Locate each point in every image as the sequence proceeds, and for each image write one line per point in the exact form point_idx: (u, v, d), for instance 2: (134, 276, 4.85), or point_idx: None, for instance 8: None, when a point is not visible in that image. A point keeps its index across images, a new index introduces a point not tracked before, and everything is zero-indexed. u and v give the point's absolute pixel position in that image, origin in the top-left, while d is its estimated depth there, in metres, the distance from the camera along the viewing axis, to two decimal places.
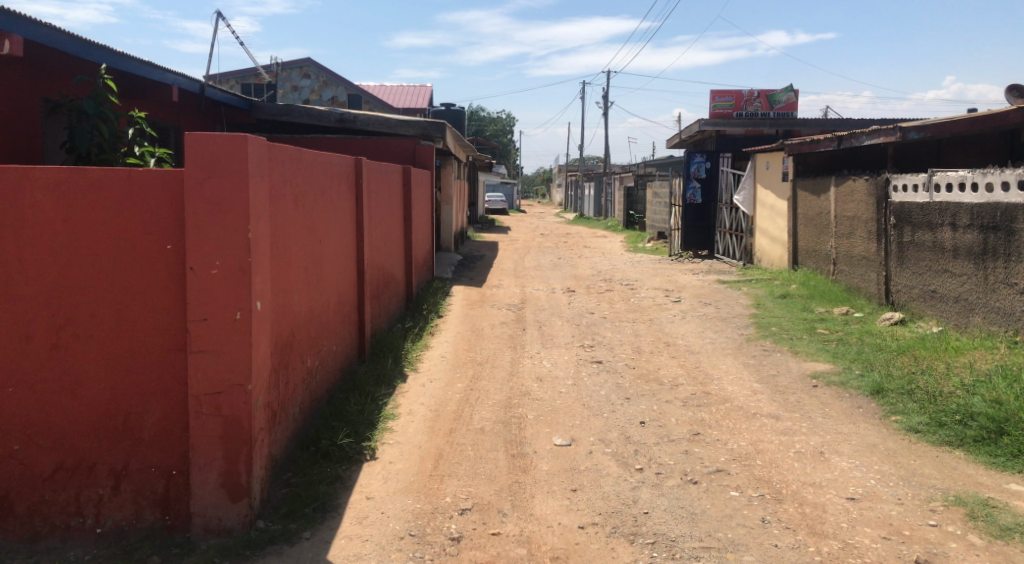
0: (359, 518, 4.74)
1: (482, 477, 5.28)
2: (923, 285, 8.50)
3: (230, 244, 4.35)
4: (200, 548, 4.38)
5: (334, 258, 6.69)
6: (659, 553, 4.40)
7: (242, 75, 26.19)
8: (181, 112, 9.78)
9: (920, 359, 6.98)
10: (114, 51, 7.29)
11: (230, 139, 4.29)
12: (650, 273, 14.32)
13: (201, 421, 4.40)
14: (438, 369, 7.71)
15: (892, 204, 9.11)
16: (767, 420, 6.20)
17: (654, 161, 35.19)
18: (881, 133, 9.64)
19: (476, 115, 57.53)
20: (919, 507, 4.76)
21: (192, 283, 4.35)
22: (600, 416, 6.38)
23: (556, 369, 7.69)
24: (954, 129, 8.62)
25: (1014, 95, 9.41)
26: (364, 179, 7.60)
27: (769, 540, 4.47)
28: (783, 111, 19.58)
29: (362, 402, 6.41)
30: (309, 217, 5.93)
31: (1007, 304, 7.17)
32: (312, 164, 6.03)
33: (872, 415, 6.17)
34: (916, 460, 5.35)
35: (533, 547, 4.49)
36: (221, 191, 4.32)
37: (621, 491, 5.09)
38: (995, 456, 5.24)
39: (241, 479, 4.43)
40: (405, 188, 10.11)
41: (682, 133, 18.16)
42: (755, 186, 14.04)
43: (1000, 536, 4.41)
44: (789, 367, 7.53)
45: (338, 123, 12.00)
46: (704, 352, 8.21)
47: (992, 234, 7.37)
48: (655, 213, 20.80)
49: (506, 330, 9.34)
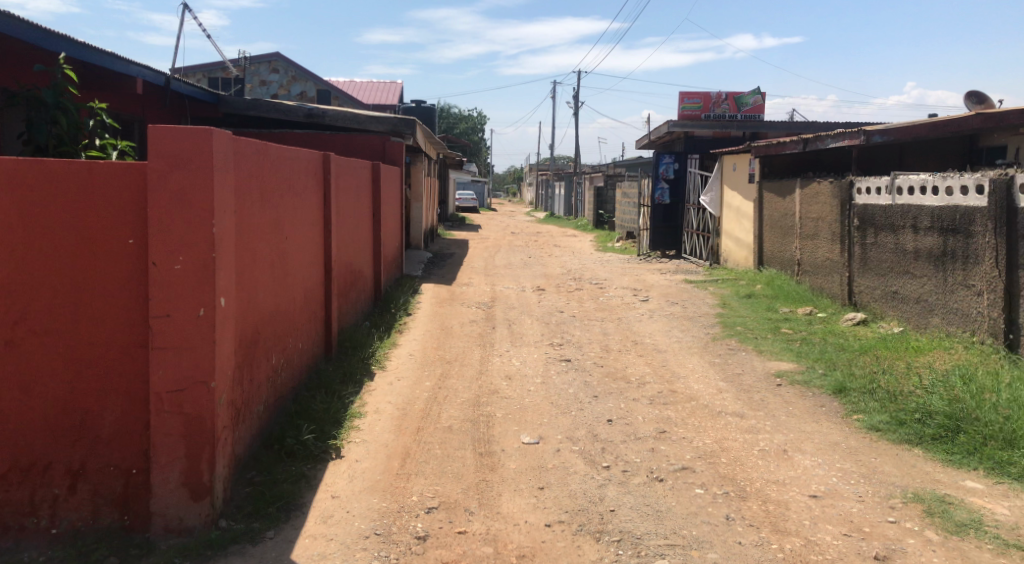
0: (323, 517, 4.71)
1: (449, 475, 5.27)
2: (884, 286, 8.63)
3: (194, 240, 4.30)
4: (159, 548, 4.32)
5: (300, 255, 6.63)
6: (625, 551, 4.42)
7: (209, 68, 26.01)
8: (145, 104, 9.60)
9: (882, 358, 7.10)
10: (75, 42, 7.12)
11: (195, 132, 4.24)
12: (619, 272, 14.34)
13: (163, 418, 4.34)
14: (407, 367, 7.67)
15: (856, 206, 9.23)
16: (732, 418, 6.26)
17: (623, 161, 35.46)
18: (846, 136, 9.63)
19: (447, 113, 57.31)
20: (878, 504, 4.83)
21: (153, 278, 4.29)
22: (568, 415, 6.39)
23: (524, 367, 7.70)
24: (918, 133, 8.73)
25: (973, 101, 9.61)
26: (332, 174, 7.52)
27: (734, 538, 4.51)
28: (751, 114, 19.71)
29: (328, 401, 6.37)
30: (276, 213, 5.88)
31: (964, 305, 7.31)
32: (278, 158, 5.95)
33: (834, 413, 6.26)
34: (877, 458, 5.43)
35: (499, 545, 4.49)
36: (184, 185, 4.26)
37: (588, 489, 5.11)
38: (952, 454, 5.34)
39: (203, 478, 4.38)
40: (374, 183, 10.05)
41: (651, 133, 18.20)
42: (722, 188, 14.16)
43: (956, 532, 4.49)
44: (753, 366, 7.62)
45: (307, 118, 11.85)
46: (671, 351, 8.28)
47: (951, 237, 7.50)
48: (624, 213, 20.90)
49: (474, 329, 9.32)
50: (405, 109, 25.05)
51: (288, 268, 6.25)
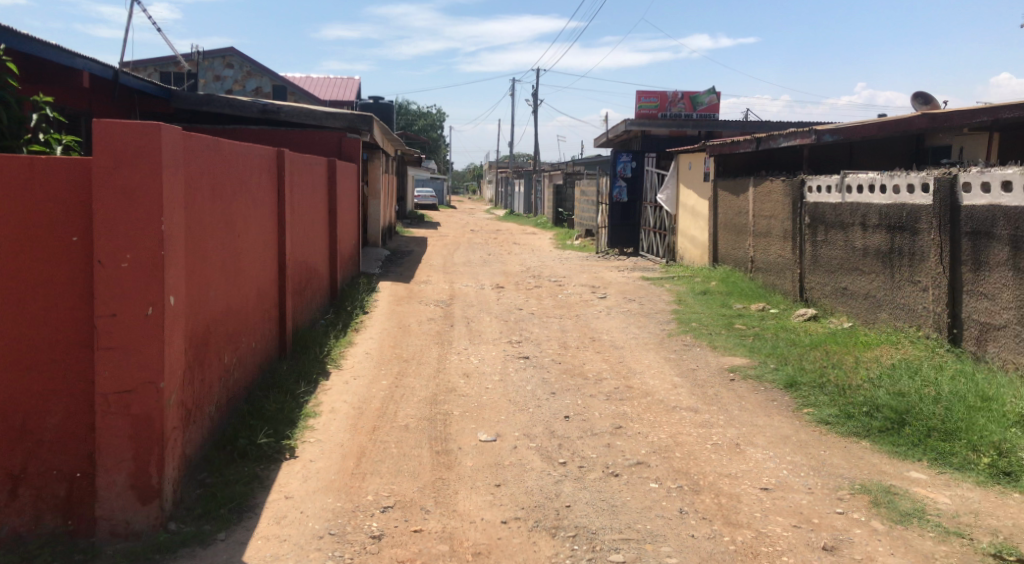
0: (276, 518, 4.67)
1: (405, 474, 5.26)
2: (835, 283, 8.80)
3: (141, 237, 4.23)
4: (106, 552, 4.24)
5: (253, 253, 6.56)
6: (579, 546, 4.45)
7: (161, 62, 25.54)
8: (92, 98, 9.40)
9: (831, 353, 7.24)
10: (17, 33, 6.93)
11: (143, 128, 4.18)
12: (577, 269, 14.41)
13: (109, 420, 4.26)
14: (363, 366, 7.63)
15: (807, 204, 9.39)
16: (686, 413, 6.34)
17: (582, 159, 35.62)
18: (797, 135, 9.79)
19: (405, 109, 57.03)
20: (827, 496, 4.93)
21: (99, 276, 4.21)
22: (525, 412, 6.41)
23: (482, 365, 7.71)
24: (867, 132, 8.91)
25: (920, 102, 9.85)
26: (286, 171, 7.45)
27: (687, 531, 4.57)
28: (707, 113, 19.93)
29: (282, 400, 6.32)
30: (228, 210, 5.81)
31: (910, 300, 7.49)
32: (230, 154, 5.88)
33: (785, 407, 6.37)
34: (826, 451, 5.53)
35: (455, 543, 4.49)
36: (131, 182, 4.19)
37: (544, 485, 5.13)
38: (897, 445, 5.47)
39: (152, 480, 4.31)
40: (330, 180, 9.98)
41: (608, 132, 18.33)
42: (679, 186, 14.30)
43: (900, 521, 4.60)
44: (707, 361, 7.71)
45: (262, 114, 11.67)
46: (628, 347, 8.34)
47: (898, 234, 7.67)
48: (583, 211, 21.00)
49: (432, 327, 9.30)
50: (363, 105, 24.87)
51: (241, 266, 6.18)
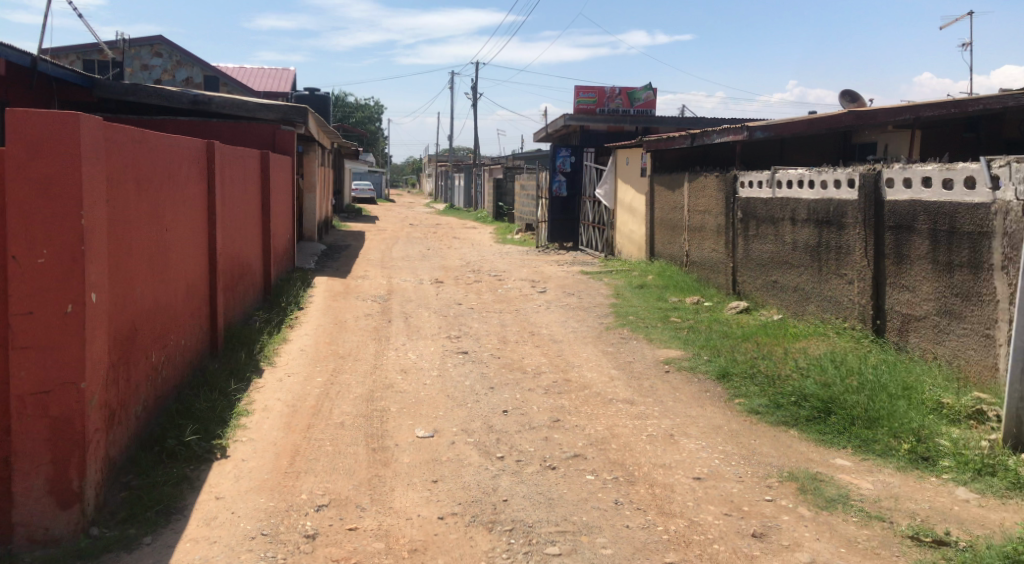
0: (207, 519, 4.57)
1: (340, 472, 5.20)
2: (766, 276, 8.99)
3: (59, 232, 4.09)
4: (24, 560, 4.09)
5: (182, 248, 6.40)
6: (516, 540, 4.46)
7: (86, 51, 24.71)
8: (9, 87, 9.03)
9: (762, 344, 7.40)
10: None
11: (60, 119, 4.04)
12: (517, 264, 14.43)
13: (26, 422, 4.12)
14: (298, 363, 7.52)
15: (740, 199, 9.57)
16: (622, 405, 6.40)
17: (522, 153, 35.67)
18: (730, 131, 9.97)
19: (343, 102, 56.33)
20: (757, 484, 5.04)
21: (14, 273, 4.05)
22: (463, 407, 6.40)
23: (420, 360, 7.67)
24: (796, 129, 9.12)
25: (847, 100, 10.13)
26: (217, 164, 7.29)
27: (622, 522, 4.63)
28: (644, 109, 20.14)
29: (212, 399, 6.19)
30: (154, 204, 5.66)
31: (836, 293, 7.70)
32: (156, 146, 5.73)
33: (718, 398, 6.49)
34: (757, 440, 5.66)
35: (391, 540, 4.45)
36: (48, 175, 4.05)
37: (481, 480, 5.13)
38: (824, 433, 5.63)
39: (72, 484, 4.18)
40: (263, 174, 9.79)
41: (547, 127, 18.40)
42: (616, 181, 14.43)
43: (826, 507, 4.73)
44: (643, 354, 7.81)
45: (192, 105, 11.36)
46: (566, 341, 8.39)
47: (826, 229, 7.88)
48: (523, 206, 21.04)
49: (369, 323, 9.22)
50: (299, 97, 24.47)
51: (168, 262, 6.03)
